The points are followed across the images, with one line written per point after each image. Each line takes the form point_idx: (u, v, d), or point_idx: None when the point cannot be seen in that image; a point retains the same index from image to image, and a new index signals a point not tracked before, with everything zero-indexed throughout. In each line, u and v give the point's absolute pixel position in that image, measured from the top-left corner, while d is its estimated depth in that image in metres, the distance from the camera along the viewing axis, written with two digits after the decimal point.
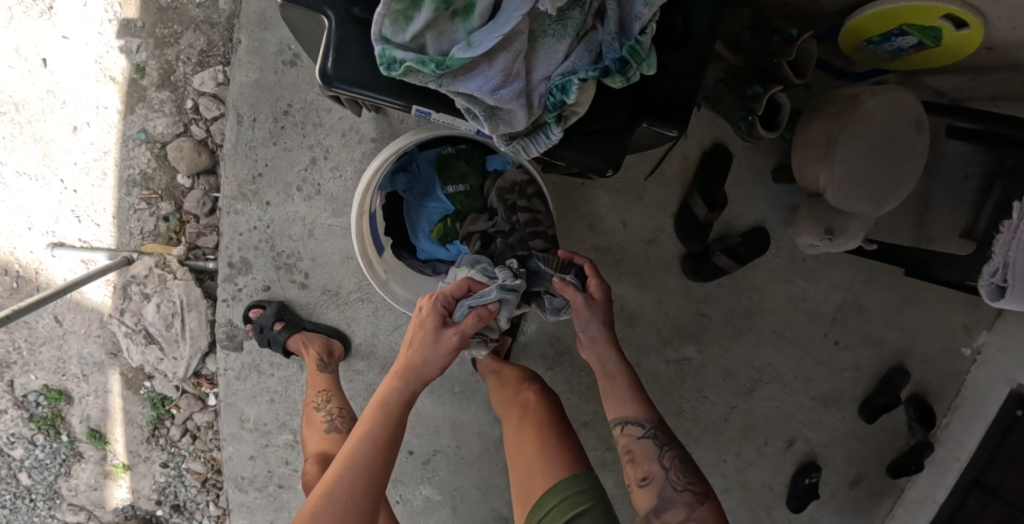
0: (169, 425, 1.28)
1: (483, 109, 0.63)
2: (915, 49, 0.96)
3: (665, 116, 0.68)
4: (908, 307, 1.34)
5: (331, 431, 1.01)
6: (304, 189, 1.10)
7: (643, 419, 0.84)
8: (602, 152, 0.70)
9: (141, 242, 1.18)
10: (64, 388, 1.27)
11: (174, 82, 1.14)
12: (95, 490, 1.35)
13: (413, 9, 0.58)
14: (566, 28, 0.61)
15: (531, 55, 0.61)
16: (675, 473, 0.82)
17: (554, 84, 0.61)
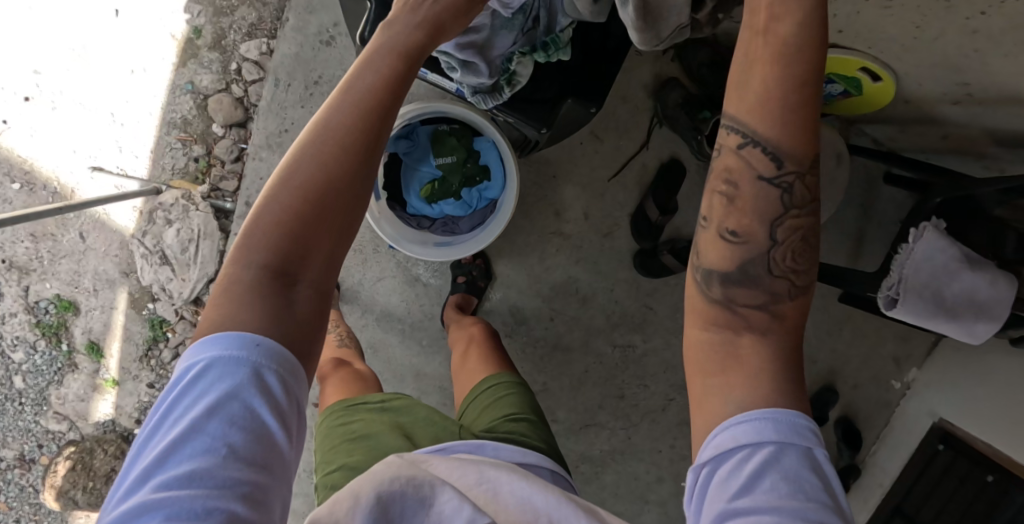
0: (163, 347, 1.42)
1: (458, 64, 0.80)
2: (844, 95, 1.24)
3: (585, 99, 0.90)
4: (841, 331, 1.61)
5: (342, 345, 1.13)
6: None
7: (794, 157, 0.62)
8: (540, 118, 0.92)
9: (170, 177, 1.34)
10: (75, 300, 1.41)
11: (224, 46, 1.34)
12: (82, 401, 1.46)
13: None
14: (514, 23, 0.79)
15: (488, 40, 0.80)
16: (780, 250, 0.64)
17: (505, 59, 0.82)
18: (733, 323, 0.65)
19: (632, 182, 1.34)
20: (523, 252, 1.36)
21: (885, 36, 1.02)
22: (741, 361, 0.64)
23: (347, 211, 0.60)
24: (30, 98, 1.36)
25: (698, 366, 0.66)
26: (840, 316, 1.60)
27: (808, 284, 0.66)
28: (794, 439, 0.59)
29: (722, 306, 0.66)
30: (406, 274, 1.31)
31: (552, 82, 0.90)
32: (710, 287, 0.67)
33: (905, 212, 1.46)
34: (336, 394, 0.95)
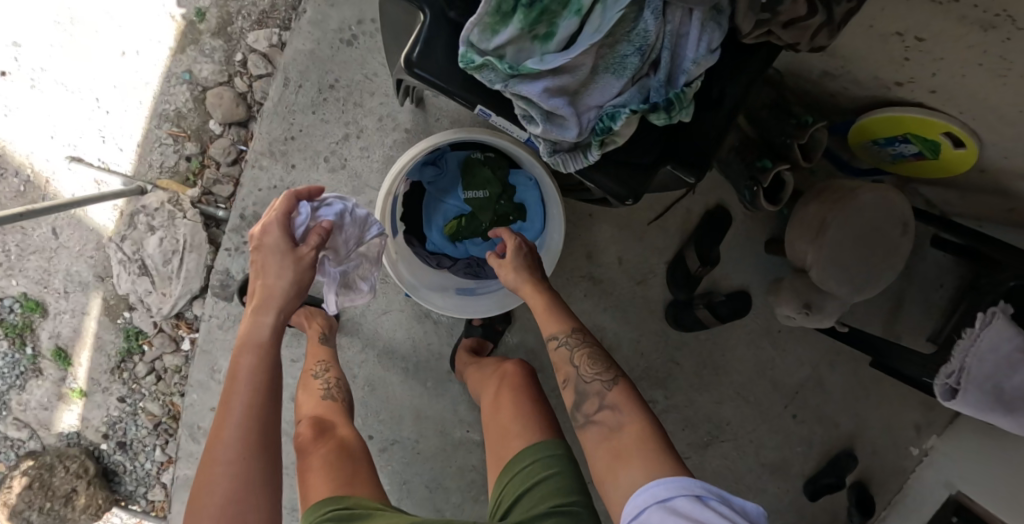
0: (137, 360, 1.29)
1: (541, 114, 0.62)
2: (915, 157, 1.08)
3: (689, 164, 0.73)
4: (866, 395, 1.42)
5: (328, 398, 0.97)
6: (331, 160, 1.11)
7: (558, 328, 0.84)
8: (630, 183, 0.73)
9: (157, 176, 1.20)
10: (43, 300, 1.28)
11: (229, 33, 1.18)
12: (45, 410, 1.33)
13: (502, 24, 0.59)
14: (626, 69, 0.60)
15: (585, 86, 0.62)
16: (584, 366, 0.79)
17: (604, 113, 0.62)
18: (600, 431, 0.74)
19: (674, 227, 1.23)
20: (546, 294, 1.22)
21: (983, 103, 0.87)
22: (624, 452, 0.70)
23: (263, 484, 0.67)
24: (6, 72, 1.20)
25: (598, 471, 0.72)
26: (869, 380, 1.41)
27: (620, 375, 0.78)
28: (684, 488, 0.61)
29: (586, 427, 0.76)
30: (415, 309, 1.17)
31: (653, 145, 0.73)
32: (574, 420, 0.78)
33: (958, 279, 1.34)
34: (320, 486, 0.81)
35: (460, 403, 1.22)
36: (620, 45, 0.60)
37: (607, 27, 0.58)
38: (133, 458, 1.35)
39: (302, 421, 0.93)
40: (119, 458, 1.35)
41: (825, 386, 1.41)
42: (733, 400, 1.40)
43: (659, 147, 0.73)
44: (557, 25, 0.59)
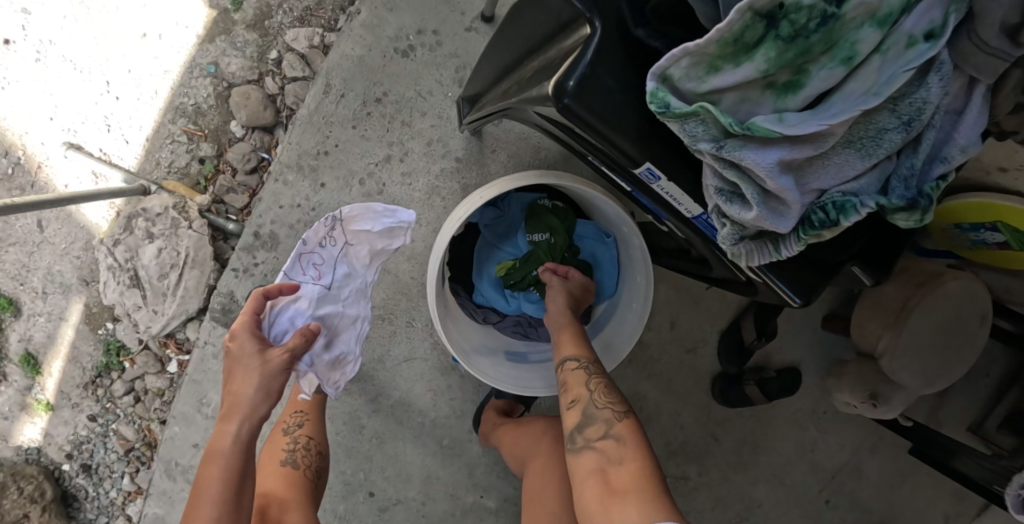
0: (115, 378, 1.14)
1: (754, 189, 0.48)
2: (999, 247, 0.80)
3: (877, 264, 0.61)
4: (901, 483, 1.13)
5: (287, 465, 0.79)
6: (366, 183, 0.98)
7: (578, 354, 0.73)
8: (811, 284, 0.58)
9: (164, 176, 1.06)
10: (16, 298, 1.13)
11: (267, 28, 1.06)
12: (4, 420, 1.18)
13: (728, 60, 0.43)
14: (880, 148, 0.44)
15: (815, 161, 0.46)
16: (598, 392, 0.69)
17: (830, 201, 0.47)
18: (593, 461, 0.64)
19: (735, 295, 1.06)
20: None
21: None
22: (618, 489, 0.60)
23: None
24: (9, 41, 1.07)
25: (585, 505, 0.61)
26: (907, 466, 1.13)
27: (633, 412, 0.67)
28: None
29: (582, 452, 0.65)
30: (440, 359, 1.04)
31: (851, 240, 0.58)
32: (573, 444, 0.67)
33: None
34: None
35: (477, 468, 1.08)
36: (880, 113, 0.43)
37: (885, 89, 0.41)
38: (97, 484, 1.19)
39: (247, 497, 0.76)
40: (82, 482, 1.19)
41: (862, 473, 1.13)
42: (766, 484, 1.12)
43: (856, 243, 0.58)
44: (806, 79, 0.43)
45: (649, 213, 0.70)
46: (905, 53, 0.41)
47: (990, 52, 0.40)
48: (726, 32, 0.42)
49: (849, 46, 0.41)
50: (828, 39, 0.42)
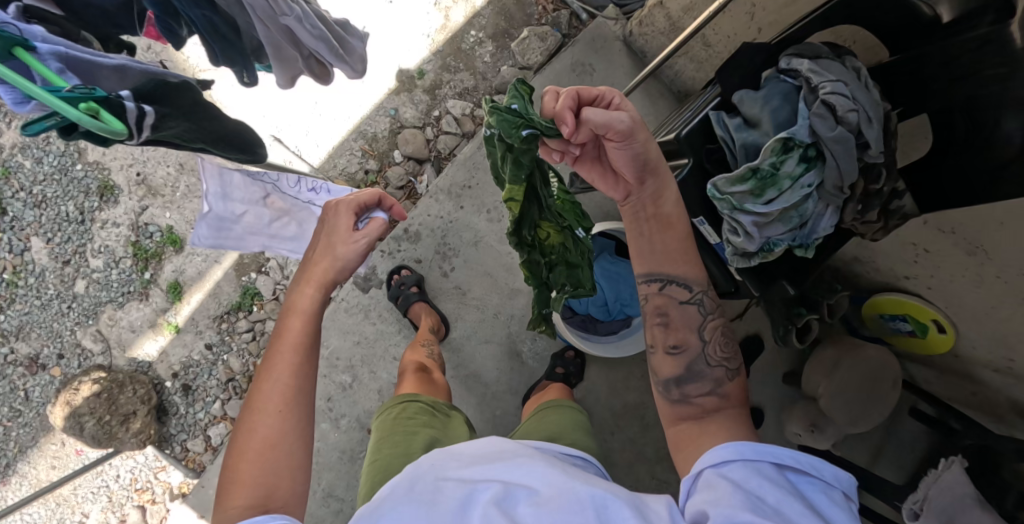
0: (241, 317, 1.43)
1: (740, 232, 1.01)
2: (908, 335, 1.20)
3: (800, 283, 1.10)
4: None
5: (430, 358, 1.19)
6: (491, 213, 1.40)
7: (695, 285, 0.85)
8: (763, 285, 1.09)
9: (336, 176, 1.46)
10: (184, 238, 1.44)
11: (437, 94, 1.49)
12: (132, 332, 1.42)
13: (740, 180, 0.97)
14: (791, 221, 0.99)
15: (768, 224, 1.00)
16: (713, 345, 0.84)
17: (770, 241, 1.02)
18: (693, 412, 0.81)
19: None
20: (613, 368, 1.40)
21: (987, 320, 1.03)
22: (705, 429, 0.78)
23: (289, 441, 0.72)
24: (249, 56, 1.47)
25: (677, 437, 0.81)
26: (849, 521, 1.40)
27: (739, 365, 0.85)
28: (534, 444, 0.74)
29: (679, 403, 0.83)
30: (510, 347, 1.39)
31: (780, 270, 1.09)
32: (669, 393, 0.84)
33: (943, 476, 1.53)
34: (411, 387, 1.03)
35: None
36: (792, 210, 0.98)
37: (794, 201, 0.96)
38: (190, 404, 1.42)
39: (405, 363, 1.14)
40: (179, 399, 1.42)
41: None
42: None
43: (786, 271, 1.09)
44: (768, 193, 0.96)
45: (686, 253, 1.18)
46: (802, 187, 0.96)
47: (832, 193, 0.97)
48: (739, 172, 0.96)
49: (782, 184, 0.95)
50: (775, 181, 0.95)
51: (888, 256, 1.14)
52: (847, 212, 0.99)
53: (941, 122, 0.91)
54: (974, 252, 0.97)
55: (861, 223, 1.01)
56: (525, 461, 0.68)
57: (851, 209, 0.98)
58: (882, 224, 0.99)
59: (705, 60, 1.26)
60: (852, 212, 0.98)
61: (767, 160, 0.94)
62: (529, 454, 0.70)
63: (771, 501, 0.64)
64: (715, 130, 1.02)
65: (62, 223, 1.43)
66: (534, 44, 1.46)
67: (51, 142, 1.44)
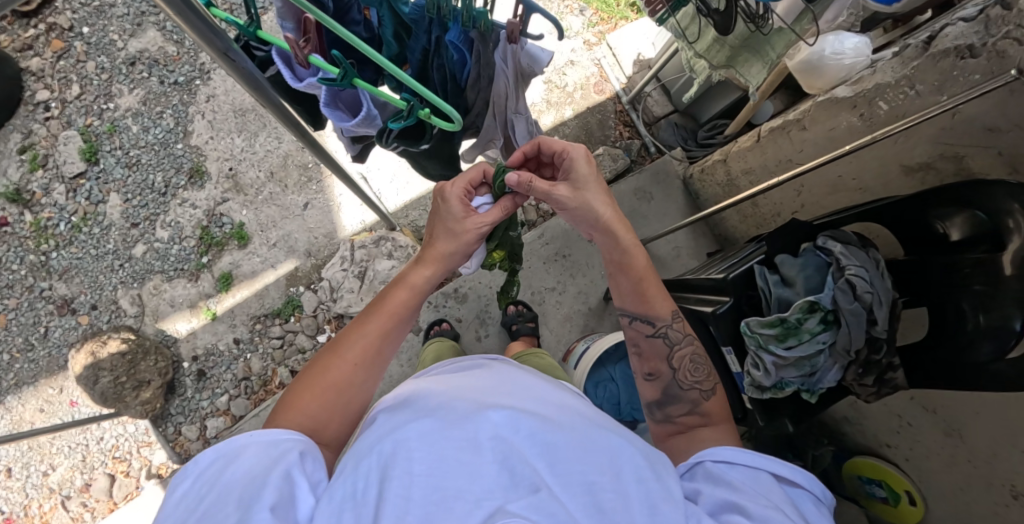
0: (277, 324, 1.48)
1: (760, 367, 1.14)
2: (880, 500, 1.34)
3: (801, 423, 1.22)
4: None
5: None
6: (535, 295, 1.60)
7: (659, 320, 0.94)
8: (768, 417, 1.21)
9: (405, 225, 1.62)
10: (252, 237, 1.52)
11: None
12: (171, 307, 1.47)
13: (773, 327, 1.12)
14: (804, 367, 1.14)
15: (784, 366, 1.14)
16: (682, 374, 0.92)
17: (783, 381, 1.16)
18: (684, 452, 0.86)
19: None
20: None
21: (953, 498, 1.18)
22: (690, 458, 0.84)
23: (354, 392, 0.81)
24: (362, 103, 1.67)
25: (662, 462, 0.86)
26: None
27: (716, 385, 0.92)
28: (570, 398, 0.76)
29: (664, 424, 0.90)
30: None
31: (785, 409, 1.21)
32: (654, 416, 0.92)
33: None
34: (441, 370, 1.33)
35: None
36: (806, 359, 1.13)
37: (809, 351, 1.12)
38: (199, 390, 1.44)
39: None
40: (189, 382, 1.44)
41: None
42: None
43: (791, 411, 1.21)
44: (790, 340, 1.12)
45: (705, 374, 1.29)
46: (818, 340, 1.11)
47: (840, 352, 1.12)
48: (771, 319, 1.12)
49: (803, 334, 1.11)
50: (797, 330, 1.11)
51: (876, 423, 1.32)
52: (849, 370, 1.12)
53: (937, 316, 1.08)
54: (951, 433, 1.14)
55: (858, 385, 1.13)
56: (536, 398, 0.72)
57: (852, 370, 1.12)
58: (876, 388, 1.12)
59: (750, 215, 1.51)
60: (854, 373, 1.12)
61: (794, 315, 1.10)
62: (548, 398, 0.74)
63: (761, 490, 0.69)
64: (756, 281, 1.18)
65: (145, 189, 1.51)
66: (606, 162, 1.66)
67: (164, 116, 1.54)
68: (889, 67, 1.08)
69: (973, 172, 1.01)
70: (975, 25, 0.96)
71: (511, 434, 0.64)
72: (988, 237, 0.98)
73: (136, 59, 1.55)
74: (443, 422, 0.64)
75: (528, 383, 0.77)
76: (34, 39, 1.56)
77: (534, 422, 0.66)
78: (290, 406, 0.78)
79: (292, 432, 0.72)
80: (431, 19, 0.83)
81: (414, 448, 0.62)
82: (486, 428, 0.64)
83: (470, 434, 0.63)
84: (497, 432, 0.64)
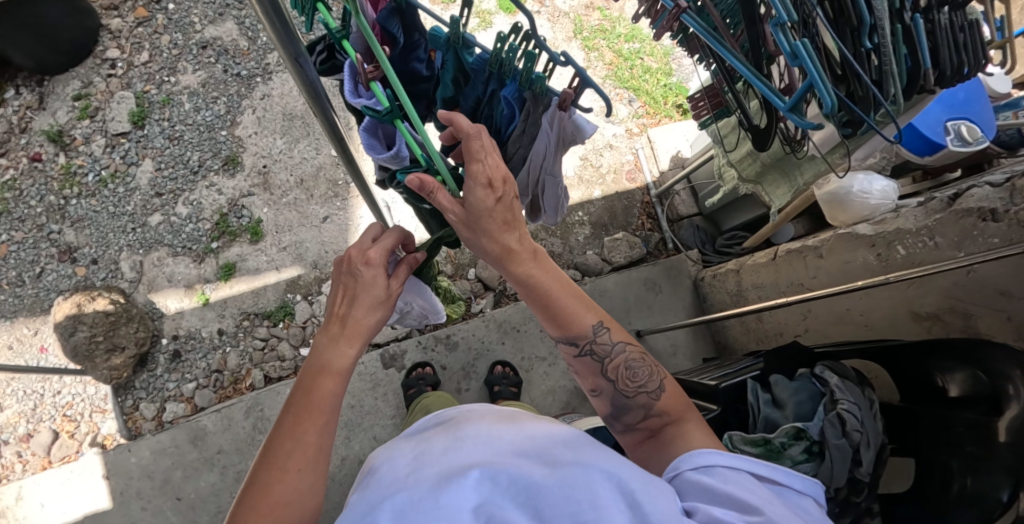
0: (265, 325, 1.46)
1: None
2: None
3: None
4: None
5: None
6: (525, 361, 1.58)
7: (586, 337, 0.87)
8: None
9: None
10: (265, 236, 1.53)
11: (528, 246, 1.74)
12: (167, 282, 1.46)
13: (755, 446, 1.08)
14: None
15: None
16: (623, 382, 0.87)
17: None
18: None
19: None
20: None
21: None
22: None
23: (305, 491, 0.71)
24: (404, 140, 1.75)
25: None
26: None
27: (660, 377, 0.87)
28: (544, 433, 0.71)
29: (628, 432, 0.88)
30: None
31: None
32: (615, 428, 0.89)
33: None
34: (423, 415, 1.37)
35: None
36: None
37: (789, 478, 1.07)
38: (169, 370, 1.40)
39: None
40: (162, 360, 1.41)
41: None
42: None
43: None
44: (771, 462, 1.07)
45: None
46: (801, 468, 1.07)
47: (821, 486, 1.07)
48: (754, 437, 1.08)
49: (785, 460, 1.07)
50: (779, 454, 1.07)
51: None
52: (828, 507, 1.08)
53: (926, 468, 1.06)
54: None
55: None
56: (513, 445, 0.67)
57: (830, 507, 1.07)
58: None
59: (753, 330, 1.51)
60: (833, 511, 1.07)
61: (778, 438, 1.06)
62: (521, 438, 0.69)
63: (752, 490, 0.68)
64: (748, 395, 1.16)
65: (179, 165, 1.54)
66: (622, 247, 1.70)
67: (217, 102, 1.60)
68: (912, 215, 1.12)
69: (979, 330, 1.02)
70: (1000, 192, 1.00)
71: (492, 491, 0.60)
72: (986, 399, 0.95)
73: (208, 44, 1.63)
74: (419, 493, 0.61)
75: (495, 426, 0.71)
76: (122, 2, 1.65)
77: (512, 472, 0.62)
78: None
79: None
80: (491, 74, 0.87)
81: None
82: (467, 493, 0.59)
83: (449, 499, 0.59)
84: (478, 491, 0.60)
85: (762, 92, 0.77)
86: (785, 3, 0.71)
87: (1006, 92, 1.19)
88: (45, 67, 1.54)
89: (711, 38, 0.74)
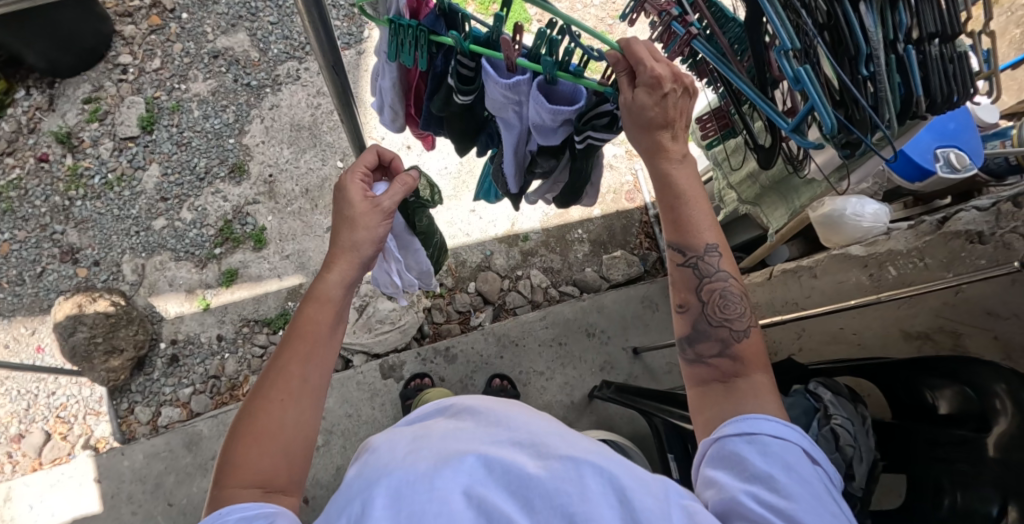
0: (265, 332, 1.45)
1: None
2: None
3: None
4: None
5: None
6: (523, 375, 1.58)
7: (698, 249, 0.82)
8: None
9: None
10: (268, 243, 1.53)
11: (527, 263, 1.77)
12: (168, 287, 1.46)
13: None
14: None
15: None
16: (713, 309, 0.82)
17: None
18: None
19: None
20: None
21: None
22: None
23: (296, 418, 0.71)
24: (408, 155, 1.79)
25: None
26: None
27: (753, 322, 0.81)
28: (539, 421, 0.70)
29: (695, 364, 0.81)
30: None
31: None
32: (685, 355, 0.83)
33: None
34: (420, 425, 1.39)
35: None
36: None
37: None
38: (166, 375, 1.40)
39: None
40: (159, 365, 1.40)
41: None
42: None
43: None
44: None
45: None
46: None
47: None
48: None
49: None
50: None
51: None
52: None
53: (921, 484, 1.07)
54: None
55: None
56: (507, 430, 0.67)
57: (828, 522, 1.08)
58: None
59: None
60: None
61: None
62: (515, 424, 0.68)
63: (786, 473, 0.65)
64: None
65: (185, 171, 1.55)
66: (620, 265, 1.75)
67: (226, 110, 1.62)
68: (903, 237, 1.18)
69: (968, 349, 1.05)
70: (986, 215, 1.06)
71: (484, 476, 0.60)
72: (976, 416, 0.96)
73: (219, 54, 1.66)
74: (414, 474, 0.61)
75: (496, 414, 0.71)
76: (136, 9, 1.68)
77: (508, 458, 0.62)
78: (234, 470, 0.67)
79: (263, 506, 0.63)
80: None
81: (388, 505, 0.58)
82: (459, 476, 0.59)
83: (442, 481, 0.59)
84: (469, 475, 0.60)
85: (767, 113, 0.82)
86: (788, 30, 0.75)
87: (995, 122, 1.26)
88: (57, 69, 1.56)
89: (720, 64, 0.80)
